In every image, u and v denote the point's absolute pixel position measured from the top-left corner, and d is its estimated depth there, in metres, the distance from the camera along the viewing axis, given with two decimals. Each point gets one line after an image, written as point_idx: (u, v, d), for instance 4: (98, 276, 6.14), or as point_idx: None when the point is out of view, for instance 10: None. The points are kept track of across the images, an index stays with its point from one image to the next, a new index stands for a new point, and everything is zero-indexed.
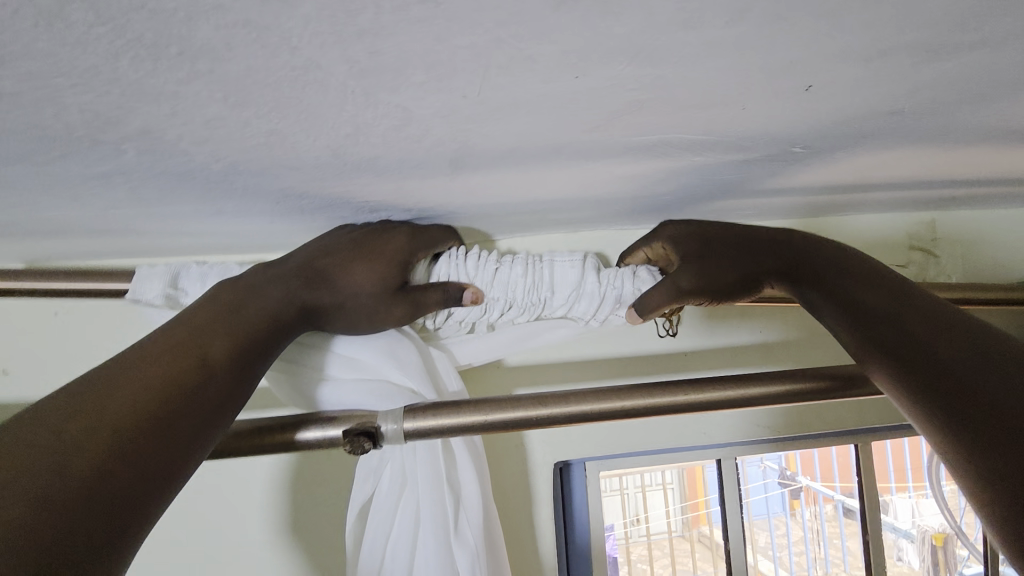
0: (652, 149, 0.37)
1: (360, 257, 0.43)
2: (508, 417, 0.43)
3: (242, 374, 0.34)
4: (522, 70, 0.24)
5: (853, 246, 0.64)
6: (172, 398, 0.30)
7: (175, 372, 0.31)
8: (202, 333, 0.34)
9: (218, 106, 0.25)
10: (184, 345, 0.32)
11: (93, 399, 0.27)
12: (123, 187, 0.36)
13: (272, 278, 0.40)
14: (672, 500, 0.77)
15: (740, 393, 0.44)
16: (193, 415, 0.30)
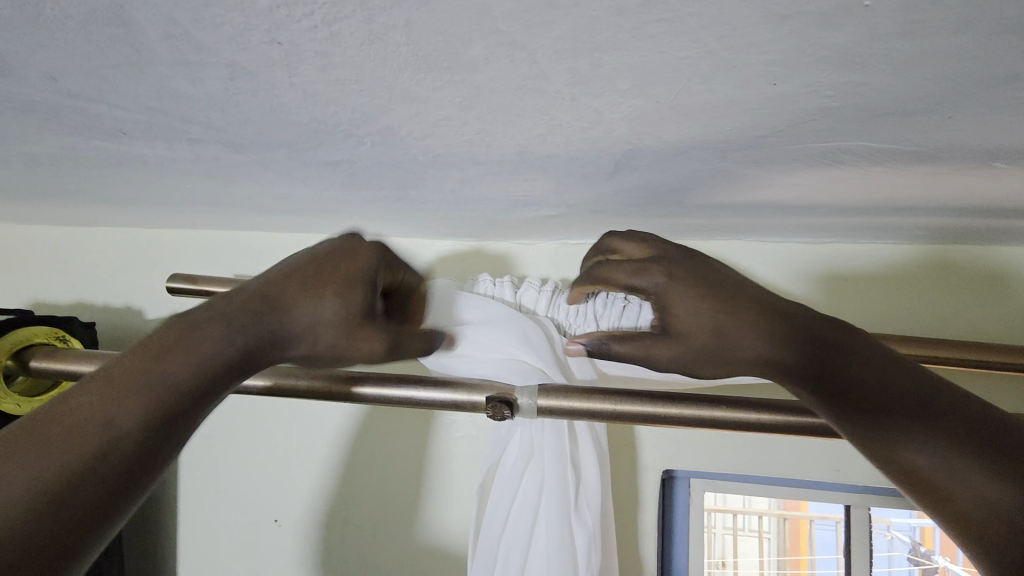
0: (822, 157, 0.37)
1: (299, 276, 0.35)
2: (637, 410, 0.45)
3: (178, 417, 0.28)
4: (722, 78, 0.26)
5: (999, 280, 0.59)
6: (65, 458, 0.24)
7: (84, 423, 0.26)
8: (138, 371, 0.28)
9: (451, 108, 0.31)
10: (96, 385, 0.27)
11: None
12: (345, 172, 0.46)
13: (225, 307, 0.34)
14: (767, 551, 0.74)
15: None
16: (100, 474, 0.25)
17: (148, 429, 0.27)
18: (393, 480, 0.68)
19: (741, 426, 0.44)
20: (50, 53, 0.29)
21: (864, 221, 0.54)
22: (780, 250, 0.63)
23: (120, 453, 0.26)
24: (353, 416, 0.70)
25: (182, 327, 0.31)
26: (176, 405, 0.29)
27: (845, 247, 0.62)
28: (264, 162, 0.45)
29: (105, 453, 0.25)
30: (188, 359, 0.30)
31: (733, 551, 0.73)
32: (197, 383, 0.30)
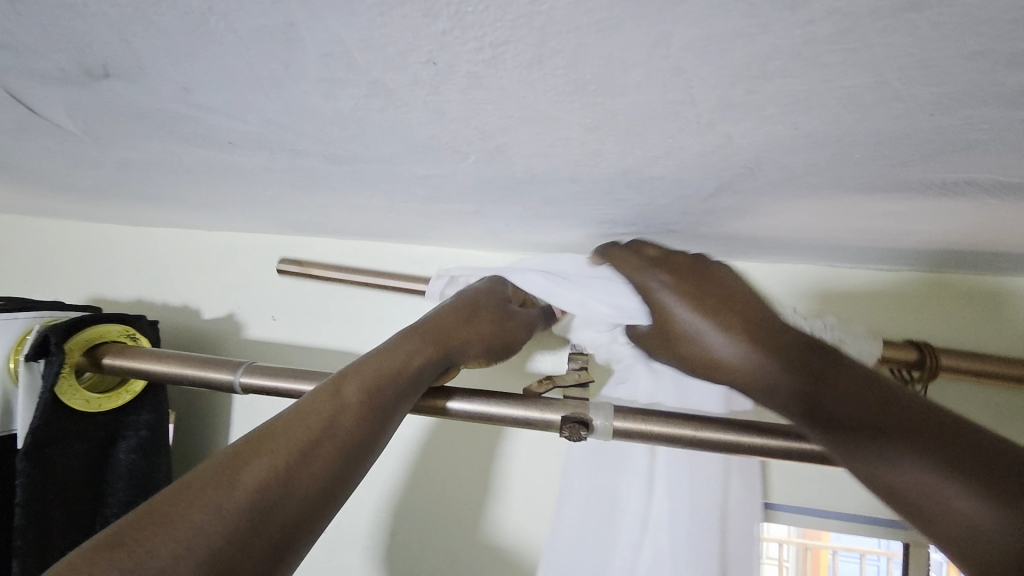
0: (939, 189, 0.36)
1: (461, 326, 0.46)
2: (719, 439, 0.44)
3: (364, 442, 0.34)
4: (878, 108, 0.25)
5: None
6: (288, 457, 0.30)
7: (313, 429, 0.32)
8: (336, 394, 0.34)
9: (577, 129, 0.31)
10: (312, 407, 0.33)
11: (246, 456, 0.29)
12: (431, 186, 0.46)
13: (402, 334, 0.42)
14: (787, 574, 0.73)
15: None
16: (316, 476, 0.30)
17: (344, 448, 0.32)
18: (445, 492, 0.67)
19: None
20: (195, 66, 0.29)
21: (955, 253, 0.52)
22: (837, 274, 0.61)
23: (325, 466, 0.31)
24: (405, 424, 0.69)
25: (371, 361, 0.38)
26: (358, 426, 0.34)
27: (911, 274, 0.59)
28: (354, 174, 0.45)
29: (321, 456, 0.31)
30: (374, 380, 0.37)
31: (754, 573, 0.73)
32: (376, 418, 0.35)
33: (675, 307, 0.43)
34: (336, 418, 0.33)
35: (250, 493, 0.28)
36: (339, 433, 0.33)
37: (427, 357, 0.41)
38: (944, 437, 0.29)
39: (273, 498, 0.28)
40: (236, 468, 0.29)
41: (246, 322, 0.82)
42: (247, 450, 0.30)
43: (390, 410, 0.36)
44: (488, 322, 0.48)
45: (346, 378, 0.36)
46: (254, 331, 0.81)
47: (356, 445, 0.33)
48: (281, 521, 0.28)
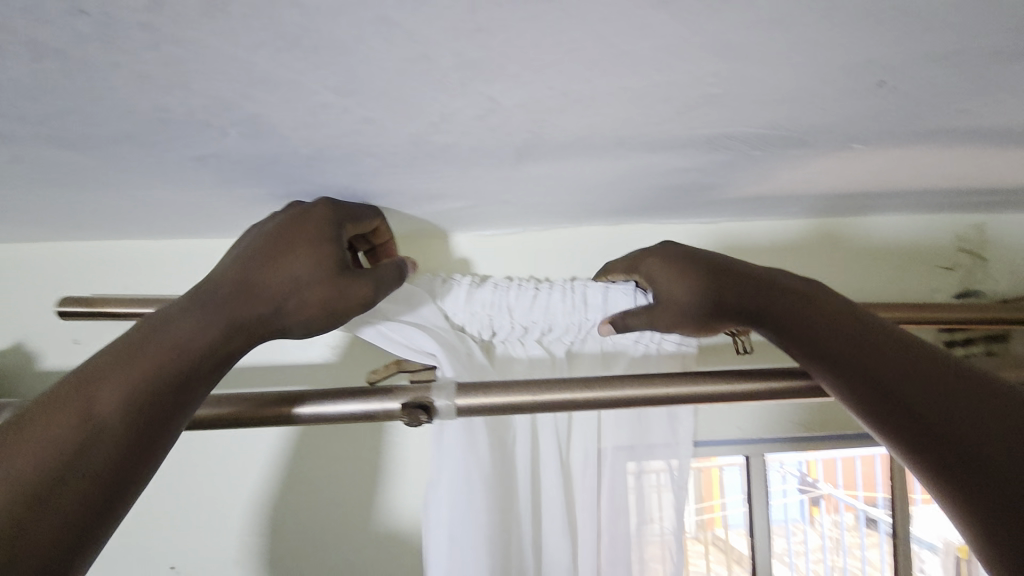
0: (710, 143, 0.39)
1: (281, 254, 0.38)
2: (556, 399, 0.46)
3: (136, 450, 0.28)
4: (612, 63, 0.26)
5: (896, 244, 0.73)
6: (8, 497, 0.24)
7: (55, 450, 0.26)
8: (55, 431, 0.26)
9: (329, 95, 0.28)
10: (53, 416, 0.27)
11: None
12: (213, 169, 0.40)
13: (199, 299, 0.34)
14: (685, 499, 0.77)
15: (767, 385, 0.46)
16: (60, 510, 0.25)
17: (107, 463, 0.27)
18: (310, 504, 0.62)
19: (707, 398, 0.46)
20: None
21: (753, 201, 0.59)
22: (721, 233, 0.70)
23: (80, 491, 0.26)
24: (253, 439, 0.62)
25: (117, 355, 0.30)
26: (95, 461, 0.27)
27: (766, 223, 0.70)
28: (106, 160, 0.38)
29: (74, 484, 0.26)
30: (143, 367, 0.30)
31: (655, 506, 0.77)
32: (152, 418, 0.29)
33: (659, 277, 0.45)
34: (53, 457, 0.26)
35: None
36: (62, 480, 0.25)
37: (217, 332, 0.33)
38: (900, 369, 0.34)
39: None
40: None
41: (40, 351, 0.67)
42: None
43: (158, 428, 0.29)
44: (299, 267, 0.38)
45: (69, 398, 0.28)
46: (54, 359, 0.67)
47: (91, 487, 0.26)
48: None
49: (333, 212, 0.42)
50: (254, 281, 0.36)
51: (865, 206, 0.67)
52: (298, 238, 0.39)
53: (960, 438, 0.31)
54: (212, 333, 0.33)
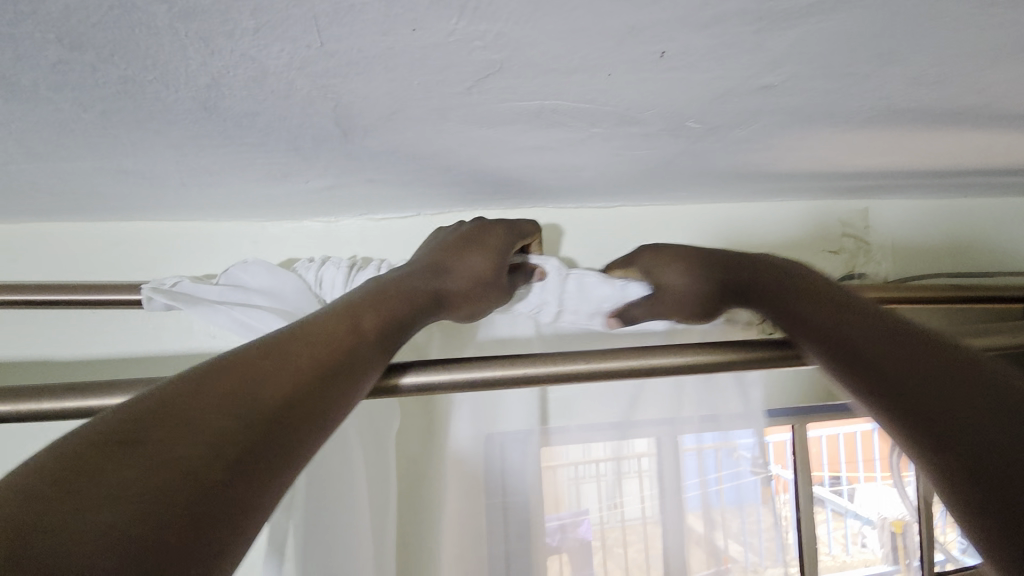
0: (539, 115, 0.38)
1: (472, 248, 0.48)
2: (406, 383, 0.40)
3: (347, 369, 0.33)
4: (351, 19, 0.24)
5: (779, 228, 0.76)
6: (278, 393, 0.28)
7: (312, 363, 0.31)
8: (293, 348, 0.31)
9: (58, 50, 0.26)
10: (313, 336, 0.32)
11: (179, 411, 0.25)
12: (9, 138, 0.37)
13: (407, 275, 0.43)
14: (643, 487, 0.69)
15: (643, 362, 0.42)
16: (300, 403, 0.29)
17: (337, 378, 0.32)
18: None
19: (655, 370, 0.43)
20: None
21: (635, 182, 0.60)
22: (617, 216, 0.71)
23: (315, 395, 0.30)
24: None
25: (350, 305, 0.36)
26: (330, 386, 0.31)
27: (656, 207, 0.72)
28: None
29: (317, 390, 0.30)
30: (357, 315, 0.36)
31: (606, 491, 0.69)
32: (364, 355, 0.34)
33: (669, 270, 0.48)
34: (306, 372, 0.30)
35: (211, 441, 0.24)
36: (311, 394, 0.30)
37: (422, 288, 0.42)
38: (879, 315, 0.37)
39: (254, 437, 0.26)
40: (178, 425, 0.24)
41: None
42: (236, 374, 0.28)
43: (361, 365, 0.34)
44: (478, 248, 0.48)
45: (314, 330, 0.33)
46: None
47: (325, 402, 0.30)
48: (263, 458, 0.25)
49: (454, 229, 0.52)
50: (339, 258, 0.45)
51: (754, 189, 0.68)
52: (485, 241, 0.49)
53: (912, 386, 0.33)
54: (417, 294, 0.41)
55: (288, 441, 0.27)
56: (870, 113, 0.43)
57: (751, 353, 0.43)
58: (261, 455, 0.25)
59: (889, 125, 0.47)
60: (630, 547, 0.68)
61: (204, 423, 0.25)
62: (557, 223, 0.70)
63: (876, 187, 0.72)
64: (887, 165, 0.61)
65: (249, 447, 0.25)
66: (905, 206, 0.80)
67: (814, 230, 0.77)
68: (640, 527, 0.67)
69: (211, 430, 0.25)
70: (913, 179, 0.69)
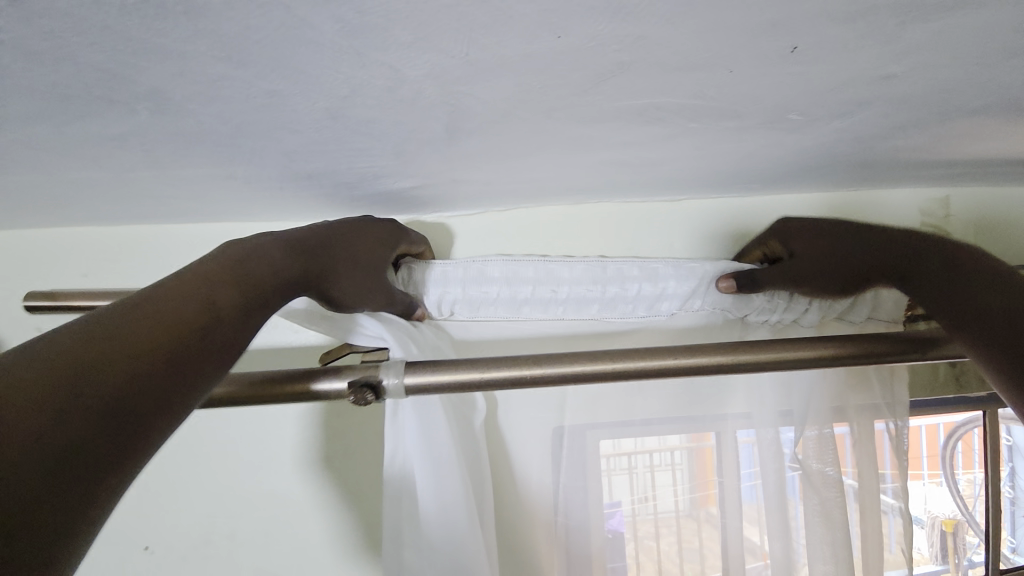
0: (642, 113, 0.38)
1: (366, 238, 0.51)
2: (508, 375, 0.44)
3: (215, 321, 0.32)
4: (504, 29, 0.25)
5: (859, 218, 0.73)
6: (156, 352, 0.28)
7: (185, 321, 0.30)
8: (168, 304, 0.30)
9: (223, 67, 0.27)
10: (177, 288, 0.32)
11: (80, 371, 0.25)
12: (139, 148, 0.40)
13: (280, 245, 0.42)
14: (681, 480, 0.61)
15: (731, 358, 0.45)
16: (173, 366, 0.28)
17: (207, 336, 0.31)
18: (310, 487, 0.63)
19: (737, 367, 0.46)
20: None
21: (712, 175, 0.59)
22: (685, 208, 0.70)
23: (180, 350, 0.29)
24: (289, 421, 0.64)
25: (221, 265, 0.36)
26: (187, 361, 0.29)
27: (725, 199, 0.71)
28: (30, 139, 0.38)
29: (199, 356, 0.30)
30: (230, 275, 0.35)
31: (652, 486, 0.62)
32: (231, 315, 0.33)
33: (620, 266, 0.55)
34: (172, 341, 0.29)
35: (83, 404, 0.24)
36: (169, 369, 0.28)
37: (287, 263, 0.41)
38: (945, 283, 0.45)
39: (121, 399, 0.25)
40: (62, 384, 0.24)
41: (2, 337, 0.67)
42: (122, 333, 0.27)
43: (231, 328, 0.33)
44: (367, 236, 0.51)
45: (179, 286, 0.32)
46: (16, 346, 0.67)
47: (198, 367, 0.30)
48: (123, 425, 0.25)
49: (392, 227, 0.54)
50: (327, 265, 0.46)
51: (833, 179, 0.66)
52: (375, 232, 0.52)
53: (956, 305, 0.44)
54: (282, 268, 0.40)
55: (151, 418, 0.27)
56: (987, 102, 0.42)
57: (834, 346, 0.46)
58: (107, 445, 0.24)
59: (1000, 114, 0.45)
60: (662, 542, 0.61)
61: (80, 384, 0.24)
62: (624, 218, 0.70)
63: (964, 174, 0.68)
64: (987, 151, 0.58)
65: (114, 413, 0.25)
66: (991, 192, 0.76)
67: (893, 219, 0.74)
68: (672, 520, 0.61)
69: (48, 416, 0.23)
70: (1006, 166, 0.65)
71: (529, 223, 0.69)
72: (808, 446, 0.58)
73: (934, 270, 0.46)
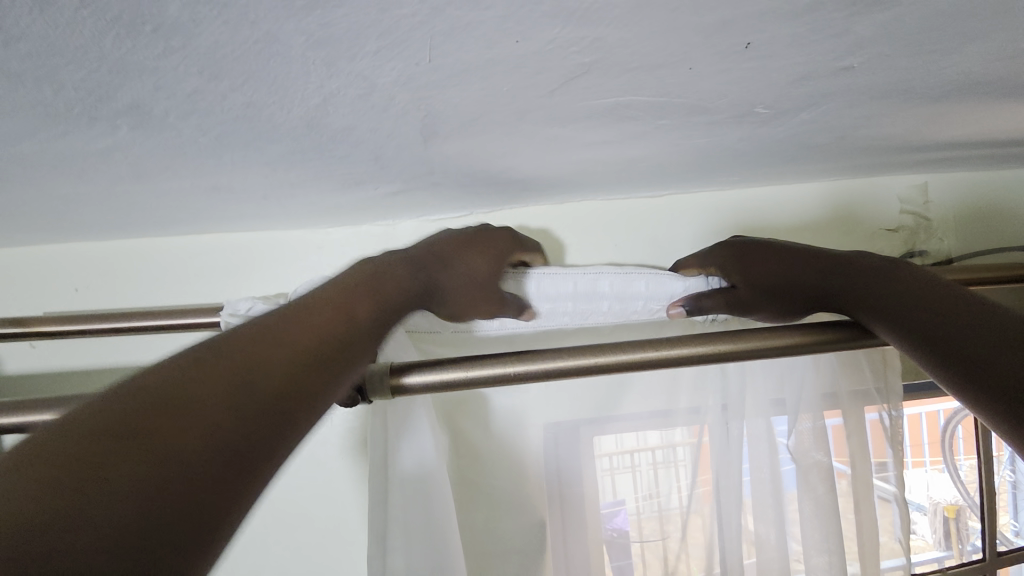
0: (612, 112, 0.40)
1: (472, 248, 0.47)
2: (489, 372, 0.42)
3: (342, 339, 0.33)
4: (464, 37, 0.26)
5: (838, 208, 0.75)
6: (281, 368, 0.29)
7: (313, 337, 0.32)
8: (294, 318, 0.32)
9: (198, 81, 0.29)
10: (310, 306, 0.33)
11: (212, 389, 0.26)
12: (124, 162, 0.41)
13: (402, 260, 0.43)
14: (684, 477, 0.61)
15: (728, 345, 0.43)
16: (297, 378, 0.29)
17: (329, 351, 0.32)
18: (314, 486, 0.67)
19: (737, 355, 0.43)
20: None
21: (692, 169, 0.60)
22: (671, 202, 0.71)
23: (301, 365, 0.30)
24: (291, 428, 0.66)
25: (359, 288, 0.37)
26: (314, 381, 0.30)
27: (710, 192, 0.72)
28: (18, 157, 0.39)
29: (320, 372, 0.31)
30: (365, 290, 0.37)
31: (654, 483, 0.62)
32: (356, 333, 0.35)
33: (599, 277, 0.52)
34: (297, 357, 0.30)
35: (219, 420, 0.25)
36: (302, 381, 0.30)
37: (413, 276, 0.42)
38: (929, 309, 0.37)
39: (256, 414, 0.27)
40: (187, 400, 0.25)
41: None
42: (250, 348, 0.29)
43: (354, 349, 0.34)
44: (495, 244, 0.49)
45: (314, 307, 0.34)
46: (12, 364, 0.68)
47: (319, 386, 0.31)
48: (258, 440, 0.26)
49: (509, 237, 0.51)
50: (436, 275, 0.45)
51: (812, 169, 0.67)
52: (489, 242, 0.49)
53: (955, 342, 0.35)
54: (411, 284, 0.42)
55: (284, 426, 0.28)
56: (949, 88, 0.43)
57: (825, 336, 0.43)
58: (250, 460, 0.25)
59: (965, 99, 0.46)
60: (668, 538, 0.61)
61: (222, 399, 0.26)
62: (609, 215, 0.71)
63: (942, 159, 0.69)
64: (960, 136, 0.59)
65: (249, 431, 0.26)
66: (971, 176, 0.77)
67: (869, 207, 0.75)
68: (677, 517, 0.61)
69: (207, 422, 0.25)
70: (983, 150, 0.67)
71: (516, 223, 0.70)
72: (808, 438, 0.57)
73: (921, 298, 0.38)
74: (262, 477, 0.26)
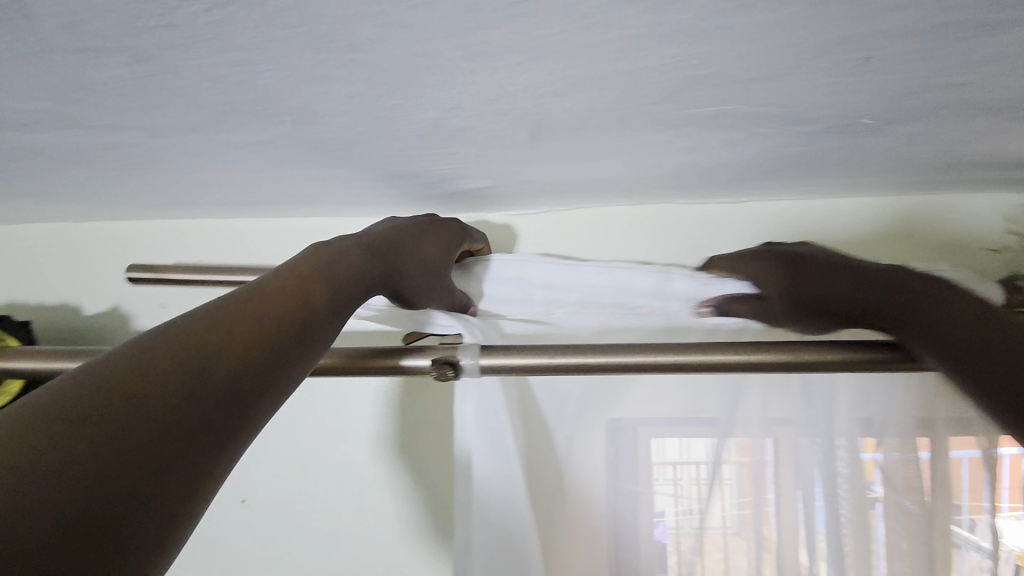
0: (714, 120, 0.41)
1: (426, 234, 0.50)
2: (569, 361, 0.48)
3: (292, 328, 0.31)
4: (598, 52, 0.30)
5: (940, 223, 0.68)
6: (231, 358, 0.27)
7: (263, 325, 0.30)
8: (246, 304, 0.30)
9: (361, 86, 0.33)
10: (264, 290, 0.32)
11: (154, 383, 0.25)
12: (271, 152, 0.47)
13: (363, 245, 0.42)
14: (730, 493, 0.55)
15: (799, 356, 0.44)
16: (246, 373, 0.28)
17: (278, 342, 0.30)
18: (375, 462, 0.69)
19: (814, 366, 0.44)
20: None
21: (779, 177, 0.59)
22: (753, 208, 0.70)
23: (247, 359, 0.28)
24: (366, 398, 0.70)
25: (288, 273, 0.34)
26: (264, 372, 0.29)
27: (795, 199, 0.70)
28: (189, 143, 0.46)
29: (267, 363, 0.29)
30: (321, 274, 0.36)
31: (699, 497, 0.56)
32: (307, 323, 0.32)
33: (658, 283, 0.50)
34: (244, 347, 0.28)
35: (160, 418, 0.24)
36: (246, 379, 0.28)
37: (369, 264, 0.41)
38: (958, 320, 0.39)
39: (196, 409, 0.25)
40: (137, 393, 0.24)
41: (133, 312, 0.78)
42: (203, 337, 0.27)
43: (307, 335, 0.32)
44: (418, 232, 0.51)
45: (263, 292, 0.32)
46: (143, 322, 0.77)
47: (272, 380, 0.29)
48: (203, 439, 0.25)
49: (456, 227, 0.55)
50: (395, 261, 0.45)
51: (909, 182, 0.64)
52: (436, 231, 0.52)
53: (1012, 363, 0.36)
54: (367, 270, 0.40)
55: (229, 426, 0.26)
56: None
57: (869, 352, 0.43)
58: (190, 460, 0.24)
59: None
60: (706, 559, 0.55)
61: (164, 390, 0.25)
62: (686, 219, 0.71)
63: None
64: None
65: (190, 428, 0.24)
66: None
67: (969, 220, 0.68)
68: (720, 538, 0.55)
69: (147, 420, 0.23)
70: None
71: (593, 223, 0.72)
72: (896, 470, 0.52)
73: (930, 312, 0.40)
74: (206, 481, 0.25)
